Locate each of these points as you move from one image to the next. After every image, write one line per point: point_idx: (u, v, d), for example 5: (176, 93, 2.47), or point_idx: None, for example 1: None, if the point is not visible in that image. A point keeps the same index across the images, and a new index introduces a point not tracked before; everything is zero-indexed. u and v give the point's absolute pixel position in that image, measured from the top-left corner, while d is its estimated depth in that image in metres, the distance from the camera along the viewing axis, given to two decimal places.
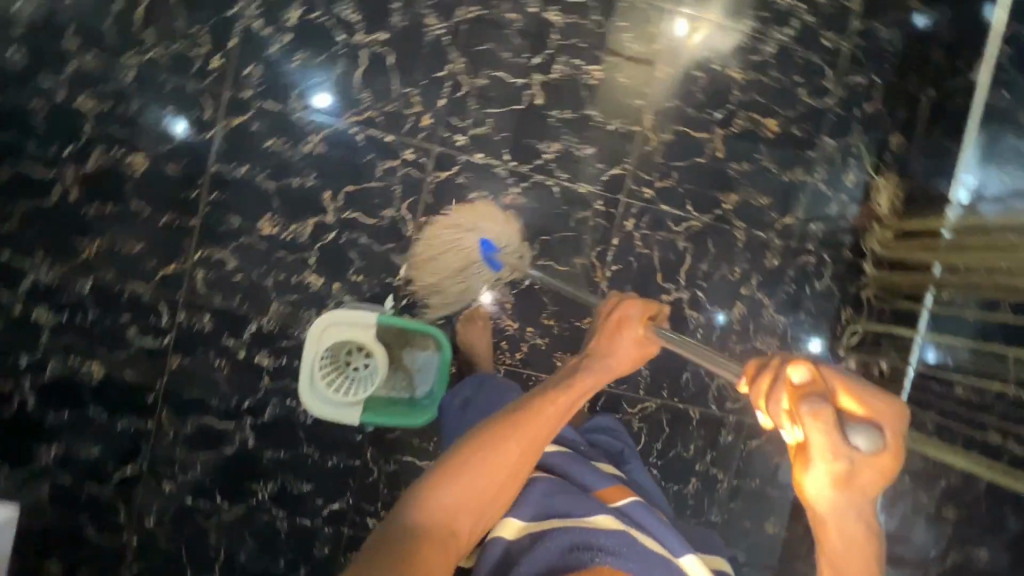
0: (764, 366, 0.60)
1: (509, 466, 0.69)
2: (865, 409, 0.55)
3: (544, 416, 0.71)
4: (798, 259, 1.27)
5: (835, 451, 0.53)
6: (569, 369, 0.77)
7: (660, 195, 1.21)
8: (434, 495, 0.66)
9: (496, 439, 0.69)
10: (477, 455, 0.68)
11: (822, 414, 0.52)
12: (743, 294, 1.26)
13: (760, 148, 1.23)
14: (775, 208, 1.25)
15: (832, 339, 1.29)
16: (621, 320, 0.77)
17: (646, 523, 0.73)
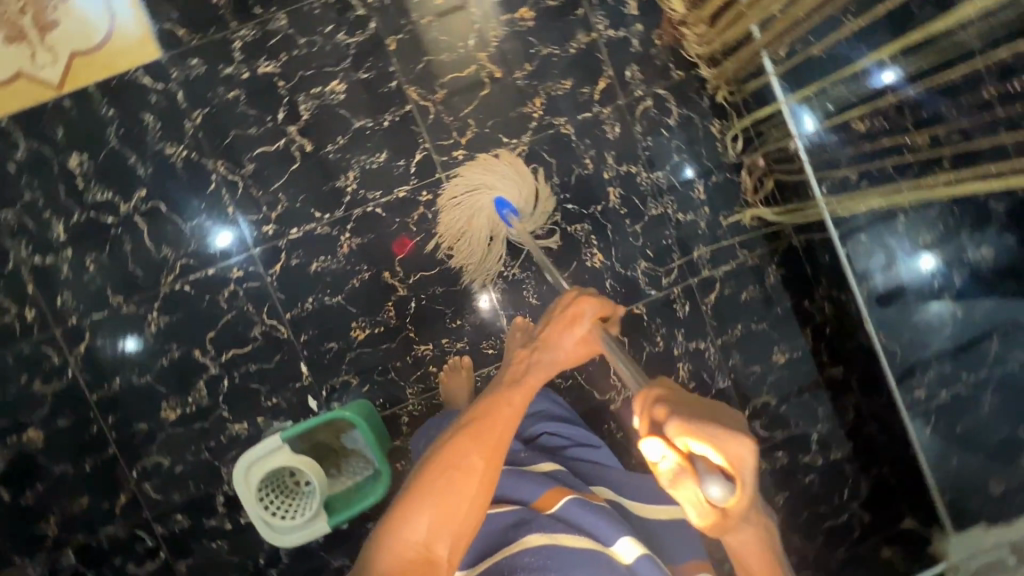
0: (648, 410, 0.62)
1: (472, 484, 0.73)
2: (727, 458, 0.56)
3: (500, 423, 0.77)
4: (637, 111, 1.19)
5: (697, 499, 0.56)
6: (522, 367, 0.83)
7: (473, 148, 1.16)
8: (398, 531, 0.71)
9: (455, 457, 0.74)
10: (439, 482, 0.73)
11: (679, 478, 0.56)
12: (609, 178, 1.19)
13: (529, 43, 1.16)
14: (582, 83, 1.18)
15: (719, 158, 1.21)
16: (575, 316, 0.82)
17: (580, 522, 0.80)
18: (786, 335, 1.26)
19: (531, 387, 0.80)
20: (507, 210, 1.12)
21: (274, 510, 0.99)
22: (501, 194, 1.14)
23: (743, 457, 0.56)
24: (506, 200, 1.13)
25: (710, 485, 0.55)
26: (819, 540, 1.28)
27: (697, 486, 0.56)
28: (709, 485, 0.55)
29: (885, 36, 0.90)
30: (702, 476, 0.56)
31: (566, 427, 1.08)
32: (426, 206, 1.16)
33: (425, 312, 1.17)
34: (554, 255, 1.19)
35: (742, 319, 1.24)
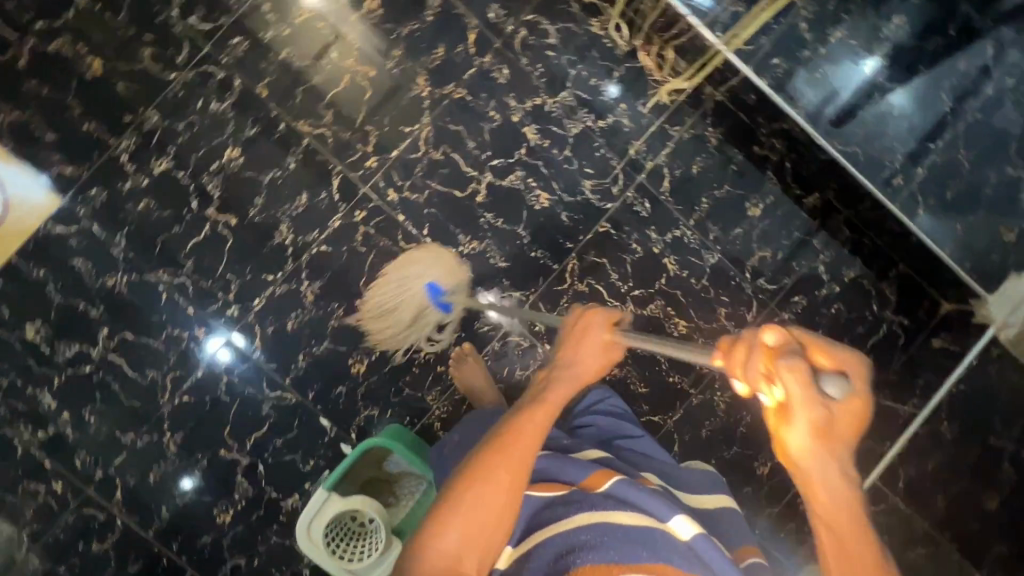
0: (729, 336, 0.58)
1: (500, 502, 0.78)
2: (839, 362, 0.55)
3: (523, 445, 0.81)
4: (516, 46, 1.18)
5: (810, 402, 0.52)
6: (544, 383, 0.89)
7: (382, 151, 1.16)
8: (433, 547, 0.76)
9: (482, 478, 0.79)
10: (469, 501, 0.78)
11: (801, 370, 0.51)
12: (519, 119, 1.19)
13: (387, 31, 1.15)
14: (453, 44, 1.17)
15: (613, 52, 1.19)
16: (585, 328, 0.89)
17: (632, 500, 0.80)
18: (752, 188, 1.24)
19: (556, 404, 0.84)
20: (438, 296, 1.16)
21: (350, 553, 1.01)
22: (433, 278, 1.16)
23: (850, 362, 0.56)
24: (436, 284, 1.16)
25: (828, 378, 0.52)
26: None
27: (808, 385, 0.52)
28: (829, 380, 0.52)
29: None
30: (819, 371, 0.52)
31: (618, 420, 1.07)
32: (364, 224, 1.16)
33: (409, 321, 1.18)
34: (502, 213, 1.18)
35: (704, 191, 1.23)
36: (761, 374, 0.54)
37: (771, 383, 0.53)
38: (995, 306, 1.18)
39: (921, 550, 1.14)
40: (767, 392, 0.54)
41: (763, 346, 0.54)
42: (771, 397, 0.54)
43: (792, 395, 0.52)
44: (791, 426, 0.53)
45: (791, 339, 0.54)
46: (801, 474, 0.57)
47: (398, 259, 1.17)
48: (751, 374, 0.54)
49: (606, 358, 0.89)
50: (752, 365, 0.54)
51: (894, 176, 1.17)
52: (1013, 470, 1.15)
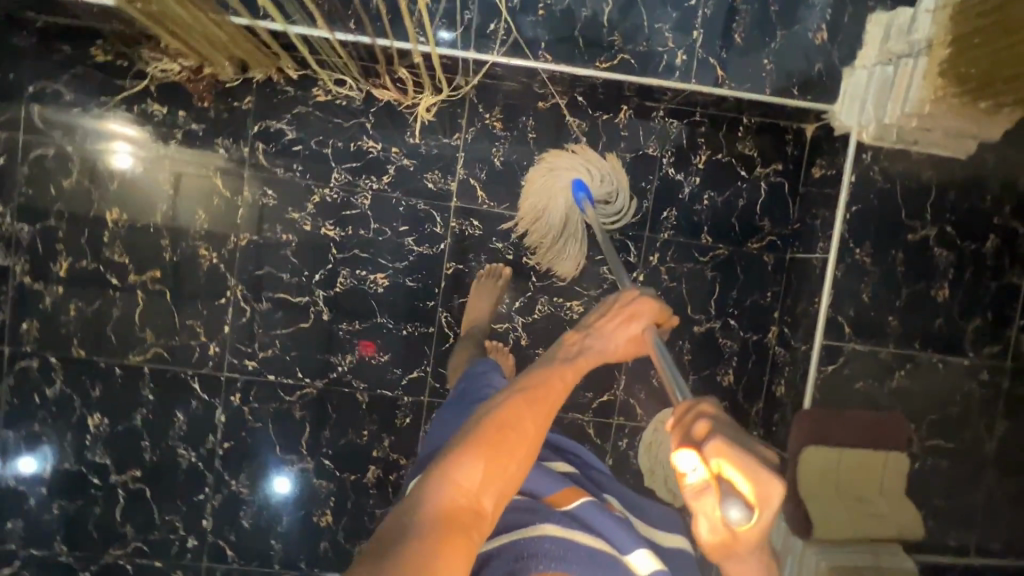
0: (684, 414, 0.54)
1: (527, 451, 0.59)
2: (752, 486, 0.46)
3: (560, 390, 0.63)
4: (263, 163, 1.12)
5: (708, 515, 0.48)
6: (575, 342, 0.69)
7: (215, 333, 1.13)
8: (448, 478, 0.55)
9: (513, 416, 0.59)
10: (497, 436, 0.58)
11: (704, 489, 0.48)
12: (311, 225, 1.13)
13: (144, 229, 1.11)
14: (208, 200, 1.11)
15: (351, 108, 1.11)
16: (632, 309, 0.73)
17: (598, 526, 0.73)
18: (561, 142, 1.15)
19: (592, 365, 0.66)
20: (584, 191, 1.11)
21: None
22: (580, 175, 1.13)
23: (768, 494, 0.47)
24: (583, 181, 1.12)
25: (731, 506, 0.46)
26: (767, 223, 1.21)
27: (713, 508, 0.48)
28: (729, 508, 0.46)
29: None
30: (721, 495, 0.47)
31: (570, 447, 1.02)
32: (245, 403, 1.15)
33: (340, 456, 1.18)
34: (355, 314, 1.15)
35: (519, 174, 1.16)
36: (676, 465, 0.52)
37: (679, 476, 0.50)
38: (844, 111, 1.09)
39: (899, 373, 1.12)
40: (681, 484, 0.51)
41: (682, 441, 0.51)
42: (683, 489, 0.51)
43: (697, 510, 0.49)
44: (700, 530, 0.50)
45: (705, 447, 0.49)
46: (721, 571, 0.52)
47: (294, 412, 1.16)
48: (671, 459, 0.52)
49: (634, 348, 0.72)
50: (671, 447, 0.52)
51: (676, 56, 1.04)
52: (944, 251, 1.10)
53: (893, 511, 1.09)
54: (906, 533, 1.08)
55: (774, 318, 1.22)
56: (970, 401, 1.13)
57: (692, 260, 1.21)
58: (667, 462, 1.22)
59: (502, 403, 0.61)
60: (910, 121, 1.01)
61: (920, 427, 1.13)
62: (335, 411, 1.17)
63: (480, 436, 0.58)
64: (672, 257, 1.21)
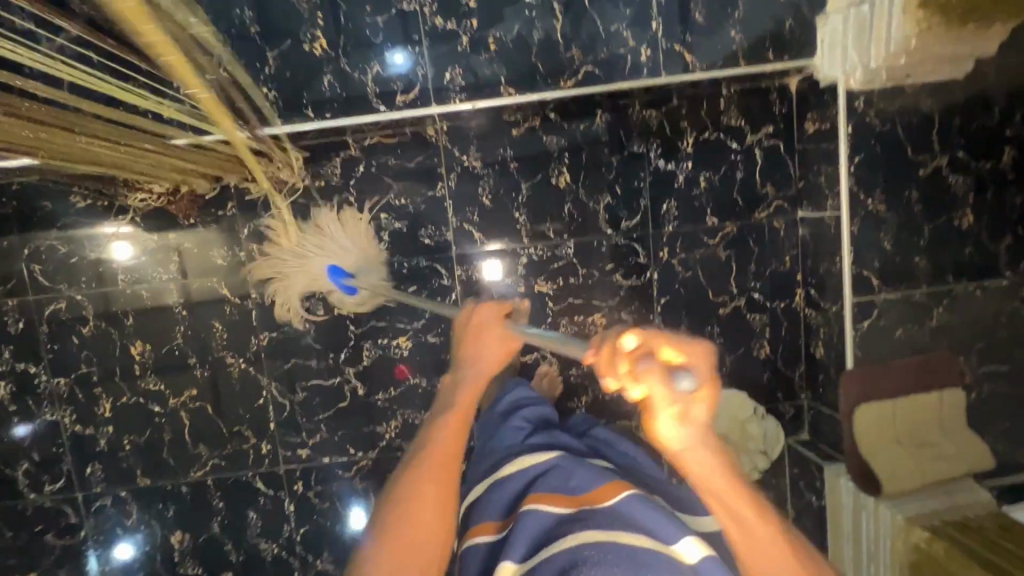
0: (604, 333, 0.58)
1: (437, 516, 0.77)
2: (687, 355, 0.54)
3: (449, 447, 0.82)
4: (260, 262, 1.11)
5: (670, 396, 0.53)
6: (452, 381, 0.90)
7: (263, 431, 1.17)
8: (390, 545, 0.75)
9: (412, 488, 0.78)
10: (404, 509, 0.77)
11: (651, 367, 0.53)
12: (324, 308, 1.14)
13: (169, 353, 1.13)
14: (220, 311, 1.13)
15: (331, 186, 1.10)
16: (478, 324, 0.89)
17: (643, 519, 0.66)
18: (543, 164, 1.13)
19: (472, 399, 0.86)
20: (339, 276, 1.10)
21: None
22: (335, 260, 1.10)
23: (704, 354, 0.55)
24: (338, 265, 1.10)
25: (683, 376, 0.52)
26: (770, 189, 1.17)
27: (664, 387, 0.53)
28: (682, 377, 0.52)
29: None
30: (668, 370, 0.53)
31: (624, 446, 0.97)
32: (308, 488, 1.19)
33: None
34: (388, 382, 1.17)
35: (510, 206, 1.14)
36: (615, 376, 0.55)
37: (632, 380, 0.53)
38: (824, 62, 1.06)
39: (937, 310, 1.09)
40: (632, 388, 0.54)
41: (621, 350, 0.55)
42: (636, 393, 0.54)
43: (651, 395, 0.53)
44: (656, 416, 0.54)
45: (646, 336, 0.54)
46: (681, 459, 0.57)
47: (355, 486, 1.20)
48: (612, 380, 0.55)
49: (505, 347, 0.89)
50: (611, 368, 0.55)
51: (643, 54, 1.02)
52: (959, 178, 1.06)
53: (956, 448, 1.09)
54: (974, 466, 1.08)
55: (798, 282, 1.19)
56: (1016, 319, 1.11)
57: (702, 245, 1.19)
58: None
59: (412, 474, 0.79)
60: (896, 60, 0.97)
61: (969, 356, 1.11)
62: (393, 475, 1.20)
63: (393, 518, 0.77)
64: (682, 247, 1.19)
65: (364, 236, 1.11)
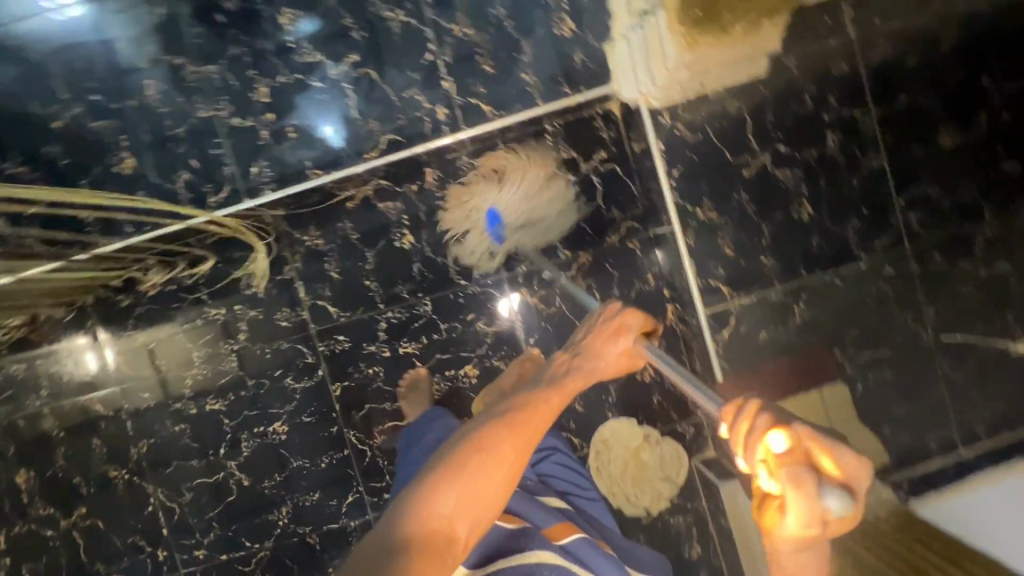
0: (743, 408, 0.50)
1: (506, 468, 0.65)
2: (840, 468, 0.45)
3: (544, 413, 0.71)
4: (129, 370, 1.15)
5: (808, 514, 0.43)
6: (562, 368, 0.78)
7: (156, 538, 1.17)
8: (428, 503, 0.59)
9: (487, 440, 0.66)
10: (478, 455, 0.64)
11: (802, 479, 0.43)
12: (196, 406, 1.16)
13: (53, 476, 1.15)
14: (96, 425, 1.15)
15: (181, 286, 1.14)
16: (620, 326, 0.81)
17: (589, 563, 0.70)
18: (378, 232, 1.13)
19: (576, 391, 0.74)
20: (493, 224, 1.13)
21: None
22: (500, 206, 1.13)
23: (858, 475, 0.46)
24: (496, 212, 1.13)
25: (828, 493, 0.43)
26: (616, 212, 1.12)
27: (811, 494, 0.43)
28: (828, 493, 0.43)
29: (61, 121, 1.00)
30: (816, 483, 0.43)
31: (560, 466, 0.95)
32: None
33: None
34: (272, 468, 1.17)
35: (358, 275, 1.15)
36: (756, 458, 0.47)
37: (761, 472, 0.46)
38: (622, 86, 1.05)
39: (797, 305, 1.06)
40: (763, 480, 0.47)
41: (761, 433, 0.47)
42: (767, 485, 0.46)
43: (788, 503, 0.44)
44: (782, 519, 0.45)
45: (794, 444, 0.45)
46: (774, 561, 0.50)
47: None
48: (747, 460, 0.48)
49: (626, 365, 0.80)
50: (747, 447, 0.48)
51: (438, 113, 1.05)
52: (787, 171, 1.04)
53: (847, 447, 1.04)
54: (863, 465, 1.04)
55: None
56: (885, 302, 1.06)
57: (560, 280, 1.16)
58: (623, 476, 1.18)
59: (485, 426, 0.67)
60: (680, 74, 0.96)
61: (843, 347, 1.06)
62: (293, 561, 1.18)
63: (460, 458, 0.64)
64: (539, 285, 1.16)
65: (545, 184, 1.11)
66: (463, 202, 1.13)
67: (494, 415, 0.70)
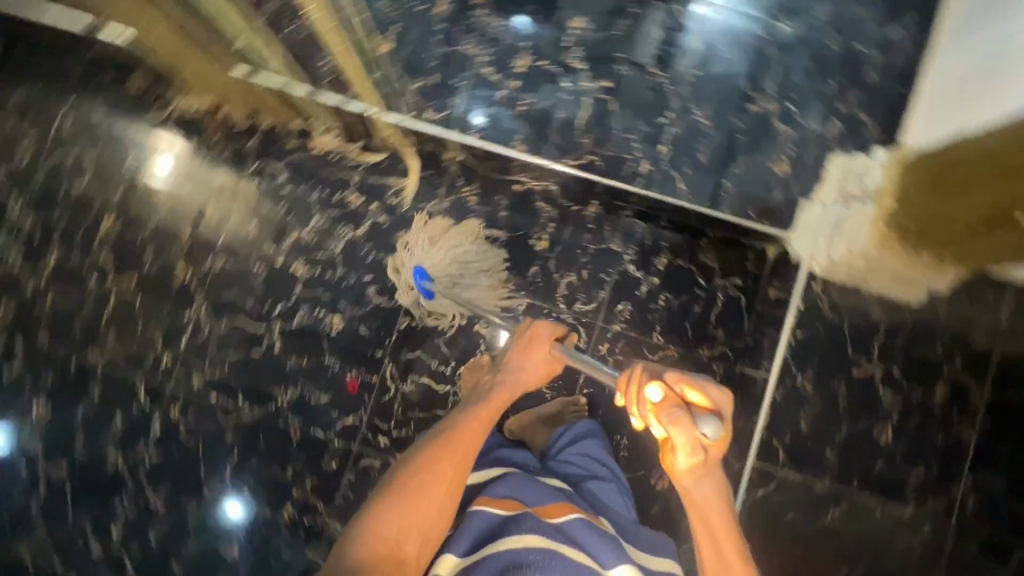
0: (631, 374, 0.76)
1: (446, 485, 0.75)
2: (709, 400, 0.72)
3: (473, 430, 0.82)
4: (254, 197, 1.22)
5: (692, 443, 0.69)
6: (488, 385, 0.92)
7: (172, 342, 1.19)
8: (375, 530, 0.69)
9: (427, 462, 0.76)
10: (416, 478, 0.75)
11: (678, 417, 0.69)
12: (283, 260, 1.22)
13: (134, 238, 1.21)
14: (197, 221, 1.22)
15: (343, 161, 1.23)
16: (534, 339, 0.94)
17: (580, 540, 0.73)
18: (524, 222, 1.21)
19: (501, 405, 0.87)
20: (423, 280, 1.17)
21: None
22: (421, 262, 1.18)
23: (721, 403, 0.73)
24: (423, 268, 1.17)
25: (703, 422, 0.68)
26: (720, 333, 1.16)
27: (692, 425, 0.69)
28: (703, 421, 0.68)
29: None
30: (691, 418, 0.69)
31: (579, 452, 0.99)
32: (182, 416, 1.19)
33: (259, 488, 1.18)
34: (305, 350, 1.21)
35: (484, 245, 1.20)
36: (646, 415, 0.73)
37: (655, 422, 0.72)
38: (797, 241, 1.13)
39: (832, 509, 1.08)
40: (654, 425, 0.73)
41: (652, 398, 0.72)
42: (659, 431, 0.72)
43: (673, 437, 0.70)
44: (676, 457, 0.71)
45: (669, 394, 0.71)
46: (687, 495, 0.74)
47: (226, 435, 1.19)
48: (642, 412, 0.74)
49: (546, 370, 0.94)
50: (640, 404, 0.74)
51: (642, 164, 1.14)
52: (887, 392, 1.10)
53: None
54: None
55: None
56: (908, 558, 1.07)
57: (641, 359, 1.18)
58: None
59: (421, 455, 0.78)
60: None
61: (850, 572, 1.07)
62: (265, 439, 1.19)
63: (401, 483, 0.74)
64: (623, 351, 1.19)
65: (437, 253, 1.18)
66: (423, 246, 1.18)
67: (429, 442, 0.80)
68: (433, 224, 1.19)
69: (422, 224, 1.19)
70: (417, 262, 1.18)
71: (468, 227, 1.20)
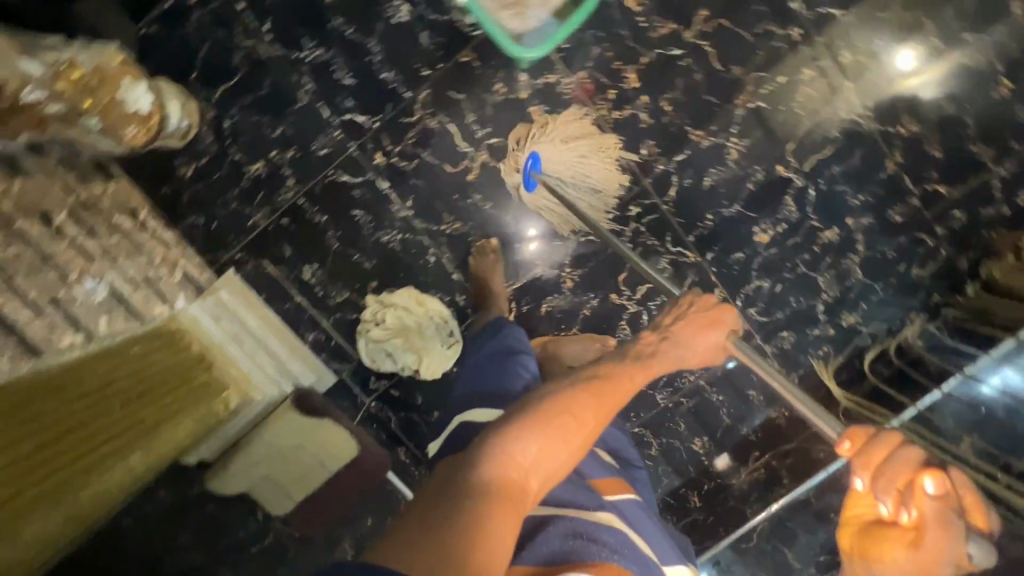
0: (882, 442, 0.60)
1: (581, 435, 0.67)
2: (971, 517, 0.57)
3: (623, 386, 0.75)
4: (918, 233, 1.15)
5: (942, 549, 0.54)
6: (648, 348, 0.82)
7: (852, 71, 1.09)
8: (508, 451, 0.62)
9: (574, 403, 0.69)
10: (553, 414, 0.67)
11: (949, 519, 0.54)
12: (847, 222, 1.15)
13: (974, 99, 1.09)
14: (941, 168, 1.12)
15: (885, 330, 1.19)
16: (715, 319, 0.85)
17: (637, 525, 0.76)
18: (720, 436, 1.25)
19: (653, 372, 0.79)
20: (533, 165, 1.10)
21: None
22: (540, 150, 1.10)
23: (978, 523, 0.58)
24: (538, 156, 1.10)
25: (970, 541, 0.54)
26: None
27: (954, 533, 0.54)
28: (972, 543, 0.54)
29: None
30: (960, 528, 0.54)
31: (508, 363, 0.96)
32: (782, 35, 1.08)
33: (666, 66, 1.08)
34: (758, 191, 1.13)
35: (727, 396, 1.24)
36: (890, 496, 0.56)
37: (900, 508, 0.56)
38: None
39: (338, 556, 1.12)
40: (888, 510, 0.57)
41: (911, 483, 0.56)
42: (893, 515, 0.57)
43: (924, 533, 0.54)
44: (902, 553, 0.56)
45: (945, 490, 0.55)
46: None
47: (736, 64, 1.08)
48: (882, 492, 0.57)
49: (710, 355, 0.85)
50: (886, 481, 0.57)
51: None
52: None
53: (221, 469, 1.00)
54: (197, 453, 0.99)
55: None
56: None
57: None
58: (415, 324, 1.14)
59: (567, 390, 0.71)
60: None
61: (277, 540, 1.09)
62: (706, 99, 1.09)
63: (533, 413, 0.67)
64: None
65: (577, 164, 1.11)
66: (556, 137, 1.10)
67: (574, 382, 0.72)
68: (580, 120, 1.09)
69: (570, 114, 1.09)
70: (539, 148, 1.10)
71: (609, 139, 1.10)
